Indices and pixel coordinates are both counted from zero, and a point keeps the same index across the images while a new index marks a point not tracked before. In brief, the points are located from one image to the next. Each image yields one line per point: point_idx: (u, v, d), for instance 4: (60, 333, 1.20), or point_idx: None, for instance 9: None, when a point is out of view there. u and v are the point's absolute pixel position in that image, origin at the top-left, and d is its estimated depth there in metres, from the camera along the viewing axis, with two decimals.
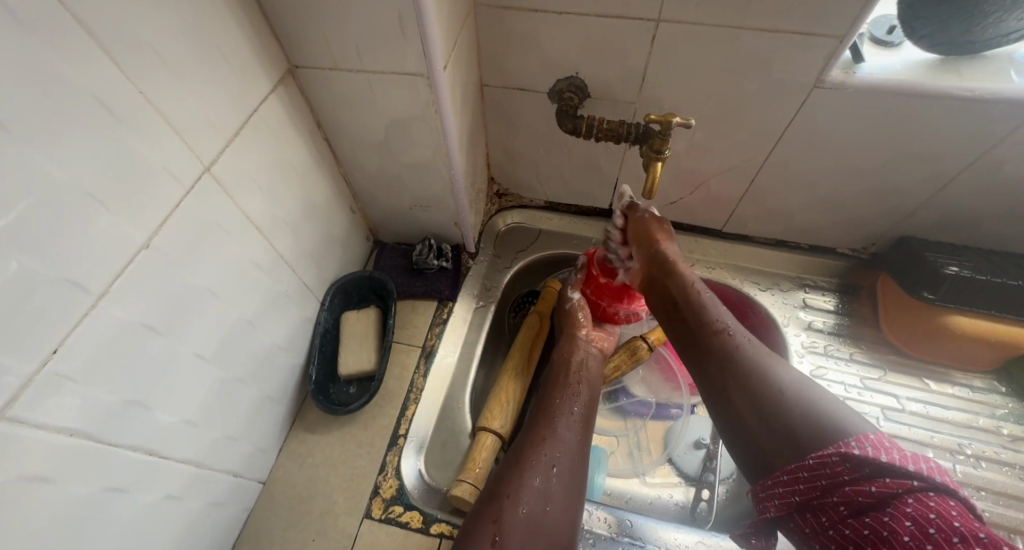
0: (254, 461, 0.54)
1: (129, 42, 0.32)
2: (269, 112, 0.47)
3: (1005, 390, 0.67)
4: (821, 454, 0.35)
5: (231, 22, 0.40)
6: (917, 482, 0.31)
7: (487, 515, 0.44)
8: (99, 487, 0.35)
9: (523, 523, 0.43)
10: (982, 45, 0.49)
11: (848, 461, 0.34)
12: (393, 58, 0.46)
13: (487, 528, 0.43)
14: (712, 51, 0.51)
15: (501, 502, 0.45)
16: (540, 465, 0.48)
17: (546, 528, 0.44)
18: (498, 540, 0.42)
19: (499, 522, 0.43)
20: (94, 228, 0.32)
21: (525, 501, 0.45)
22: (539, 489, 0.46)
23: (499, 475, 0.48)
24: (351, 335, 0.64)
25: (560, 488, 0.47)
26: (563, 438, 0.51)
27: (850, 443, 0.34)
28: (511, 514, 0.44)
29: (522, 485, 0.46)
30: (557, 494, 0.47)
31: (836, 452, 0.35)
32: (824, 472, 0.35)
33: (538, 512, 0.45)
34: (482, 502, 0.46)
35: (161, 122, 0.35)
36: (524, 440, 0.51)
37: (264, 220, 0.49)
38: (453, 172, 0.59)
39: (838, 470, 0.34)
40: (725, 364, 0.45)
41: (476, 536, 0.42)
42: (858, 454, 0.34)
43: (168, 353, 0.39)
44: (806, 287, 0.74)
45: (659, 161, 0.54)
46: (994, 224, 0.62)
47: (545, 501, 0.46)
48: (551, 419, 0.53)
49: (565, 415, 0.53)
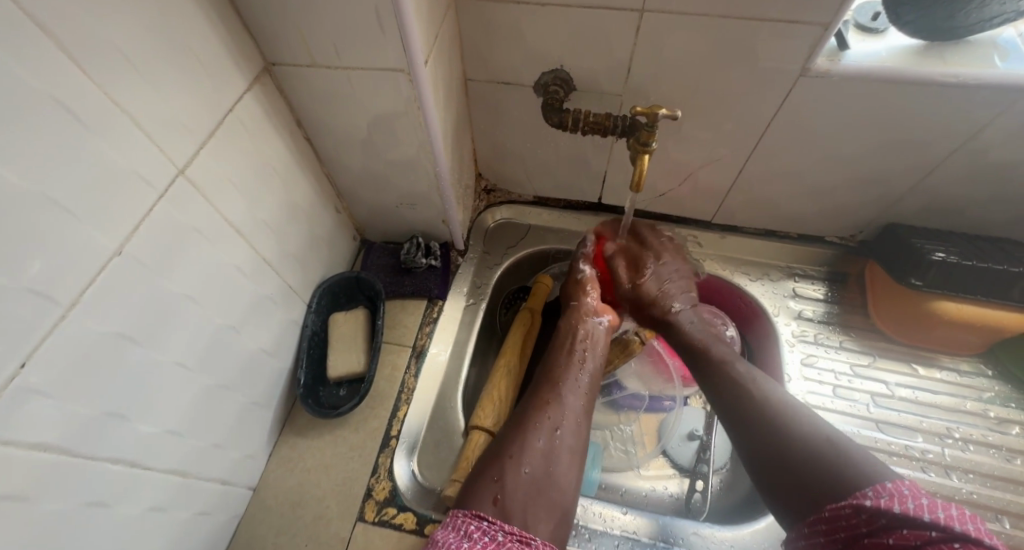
0: (243, 467, 0.53)
1: (91, 41, 0.30)
2: (245, 111, 0.46)
3: (992, 374, 0.68)
4: (837, 506, 0.36)
5: (201, 18, 0.39)
6: (935, 533, 0.30)
7: (489, 473, 0.43)
8: (79, 503, 0.34)
9: (526, 481, 0.43)
10: (967, 29, 0.49)
11: (862, 512, 0.34)
12: (373, 54, 0.45)
13: (489, 487, 0.42)
14: (697, 40, 0.51)
15: (504, 463, 0.44)
16: (543, 427, 0.47)
17: (549, 490, 0.43)
18: (500, 500, 0.41)
19: (502, 481, 0.42)
20: (62, 236, 0.30)
21: (529, 462, 0.44)
22: (542, 450, 0.45)
23: (502, 438, 0.47)
24: (340, 337, 0.63)
25: (564, 451, 0.46)
26: (568, 402, 0.50)
27: (865, 493, 0.34)
28: (513, 474, 0.43)
29: (526, 445, 0.46)
30: (561, 456, 0.46)
31: (851, 504, 0.35)
32: (842, 524, 0.35)
33: (542, 473, 0.44)
34: (483, 464, 0.45)
35: (129, 124, 0.34)
36: (529, 403, 0.50)
37: (244, 222, 0.48)
38: (439, 169, 0.58)
39: (855, 521, 0.34)
40: (737, 393, 0.50)
41: (477, 495, 0.41)
42: (870, 504, 0.33)
43: (148, 361, 0.38)
44: (796, 276, 0.74)
45: (646, 154, 0.53)
46: (979, 209, 0.62)
47: (548, 461, 0.45)
48: (556, 384, 0.52)
49: (571, 380, 0.52)
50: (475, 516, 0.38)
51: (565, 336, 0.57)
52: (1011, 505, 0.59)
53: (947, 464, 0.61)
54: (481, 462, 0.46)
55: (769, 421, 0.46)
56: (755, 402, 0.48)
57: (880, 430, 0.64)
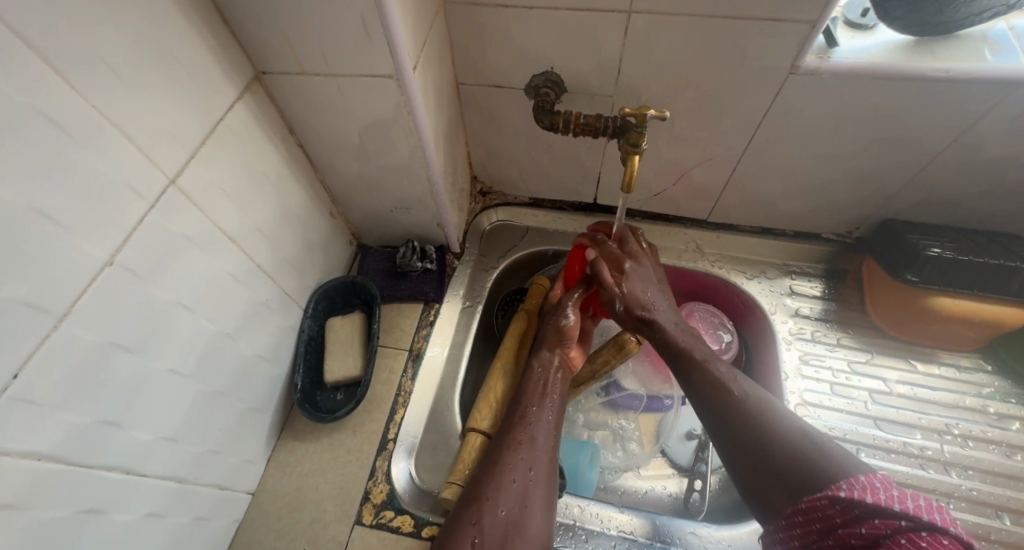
0: (240, 473, 0.54)
1: (74, 56, 0.31)
2: (236, 120, 0.46)
3: (992, 369, 0.67)
4: (813, 497, 0.36)
5: (188, 29, 0.39)
6: (905, 521, 0.32)
7: (467, 515, 0.43)
8: (74, 511, 0.35)
9: (502, 523, 0.42)
10: (957, 24, 0.49)
11: (837, 503, 0.35)
12: (361, 61, 0.45)
13: (468, 530, 0.41)
14: (686, 38, 0.50)
15: (476, 506, 0.43)
16: (517, 465, 0.46)
17: (526, 527, 0.42)
18: (477, 543, 0.41)
19: (479, 524, 0.42)
20: (49, 246, 0.31)
21: (504, 503, 0.43)
22: (517, 489, 0.44)
23: (478, 474, 0.46)
24: (337, 341, 0.63)
25: (538, 490, 0.45)
26: (539, 437, 0.48)
27: (839, 484, 0.35)
28: (490, 515, 0.42)
29: (500, 486, 0.44)
30: (536, 495, 0.45)
31: (826, 495, 0.36)
32: (817, 515, 0.36)
33: (517, 511, 0.43)
34: (462, 502, 0.45)
35: (119, 136, 0.35)
36: (501, 441, 0.49)
37: (237, 230, 0.48)
38: (431, 173, 0.59)
39: (831, 512, 0.35)
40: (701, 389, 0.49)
41: (455, 541, 0.41)
42: (844, 495, 0.35)
43: (141, 371, 0.39)
44: (792, 274, 0.74)
45: (636, 155, 0.53)
46: (976, 203, 0.62)
47: (523, 499, 0.44)
48: (527, 422, 0.50)
49: (540, 418, 0.50)
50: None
51: (537, 371, 0.56)
52: (1012, 501, 0.58)
53: (946, 461, 0.61)
54: (455, 505, 0.45)
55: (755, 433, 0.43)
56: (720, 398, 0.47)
57: (878, 427, 0.64)
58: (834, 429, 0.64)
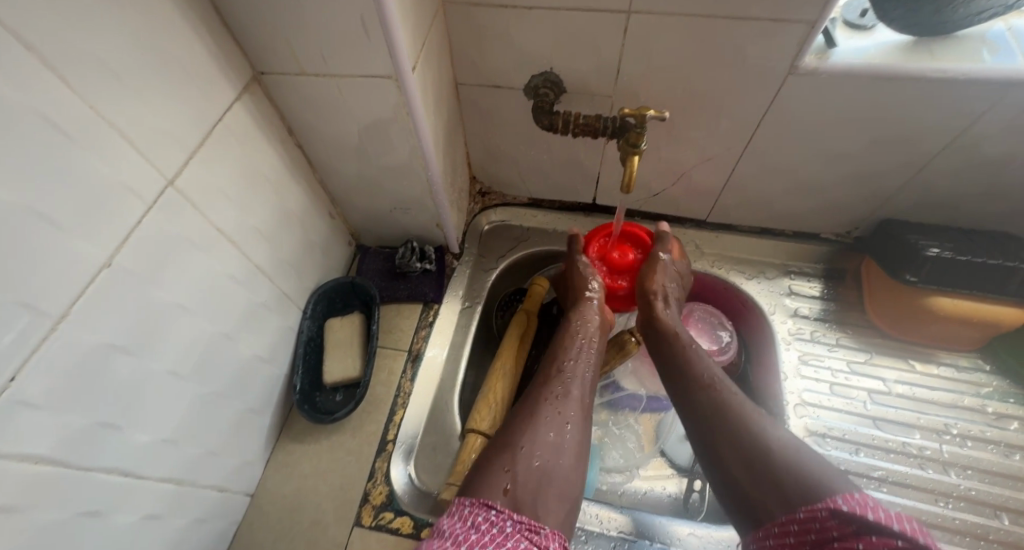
0: (240, 475, 0.54)
1: (71, 56, 0.30)
2: (235, 120, 0.46)
3: (990, 369, 0.67)
4: (812, 508, 0.36)
5: (186, 29, 0.39)
6: (900, 541, 0.30)
7: (501, 463, 0.42)
8: (74, 513, 0.35)
9: (537, 472, 0.42)
10: (956, 25, 0.49)
11: (836, 516, 0.34)
12: (360, 62, 0.45)
13: (501, 476, 0.41)
14: (685, 39, 0.50)
15: (510, 454, 0.43)
16: (554, 420, 0.47)
17: (557, 479, 0.43)
18: (511, 490, 0.39)
19: (513, 471, 0.41)
20: (46, 247, 0.30)
21: (539, 453, 0.43)
22: (552, 442, 0.45)
23: (511, 427, 0.47)
24: (336, 343, 0.63)
25: (572, 446, 0.46)
26: (573, 394, 0.50)
27: (839, 499, 0.35)
28: (525, 464, 0.42)
29: (536, 437, 0.45)
30: (570, 450, 0.45)
31: (825, 506, 0.35)
32: (815, 526, 0.35)
33: (551, 463, 0.43)
34: (490, 453, 0.44)
35: (118, 137, 0.35)
36: (538, 396, 0.50)
37: (236, 231, 0.48)
38: (430, 174, 0.59)
39: (828, 525, 0.35)
40: (694, 392, 0.50)
41: (490, 483, 0.40)
42: (844, 509, 0.34)
43: (141, 371, 0.39)
44: (792, 274, 0.74)
45: (636, 155, 0.53)
46: (975, 203, 0.62)
47: (556, 453, 0.44)
48: (563, 379, 0.51)
49: (576, 376, 0.52)
50: (483, 505, 0.37)
51: (574, 331, 0.57)
52: (1010, 501, 0.58)
53: (944, 461, 0.61)
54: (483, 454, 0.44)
55: (743, 444, 0.44)
56: (711, 401, 0.48)
57: (878, 427, 0.64)
58: (833, 429, 0.64)
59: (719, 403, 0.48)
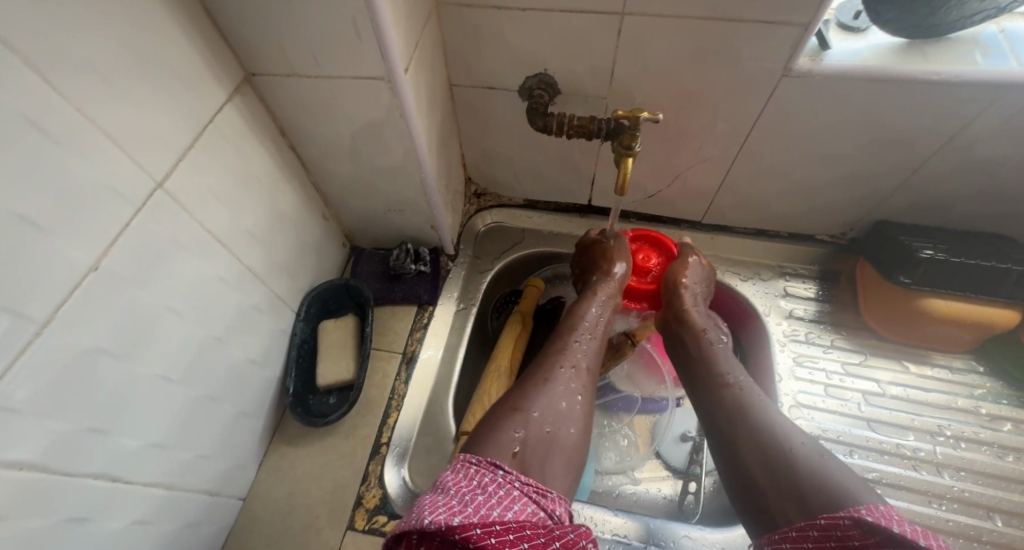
0: (231, 478, 0.53)
1: (56, 57, 0.30)
2: (225, 121, 0.46)
3: (984, 370, 0.68)
4: (835, 516, 0.34)
5: (174, 30, 0.39)
6: None
7: (512, 424, 0.42)
8: (61, 519, 0.34)
9: (546, 437, 0.42)
10: (949, 27, 0.49)
11: (860, 526, 0.32)
12: (352, 63, 0.45)
13: (511, 438, 0.40)
14: (679, 40, 0.50)
15: (520, 416, 0.43)
16: (565, 389, 0.47)
17: (565, 447, 0.43)
18: (522, 452, 0.39)
19: (525, 433, 0.41)
20: (30, 251, 0.30)
21: (550, 420, 0.43)
22: (562, 411, 0.45)
23: (521, 390, 0.47)
24: (330, 345, 0.63)
25: (579, 416, 0.46)
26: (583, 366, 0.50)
27: (864, 510, 0.33)
28: (536, 428, 0.42)
29: (548, 404, 0.45)
30: (578, 419, 0.46)
31: (849, 515, 0.33)
32: (835, 534, 0.33)
33: (560, 430, 0.43)
34: (499, 414, 0.44)
35: (105, 139, 0.34)
36: (549, 365, 0.49)
37: (227, 233, 0.48)
38: (424, 175, 0.58)
39: (850, 534, 0.32)
40: (717, 394, 0.50)
41: (498, 444, 0.39)
42: (869, 519, 0.32)
43: (130, 376, 0.38)
44: (787, 275, 0.74)
45: (630, 157, 0.53)
46: (968, 205, 0.62)
47: (565, 421, 0.44)
48: (573, 351, 0.51)
49: (585, 349, 0.52)
50: (489, 465, 0.36)
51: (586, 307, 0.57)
52: (1003, 502, 0.58)
53: (938, 462, 0.61)
54: (491, 412, 0.44)
55: (763, 445, 0.43)
56: (733, 404, 0.48)
57: (872, 429, 0.64)
58: (827, 431, 0.64)
59: (741, 405, 0.48)
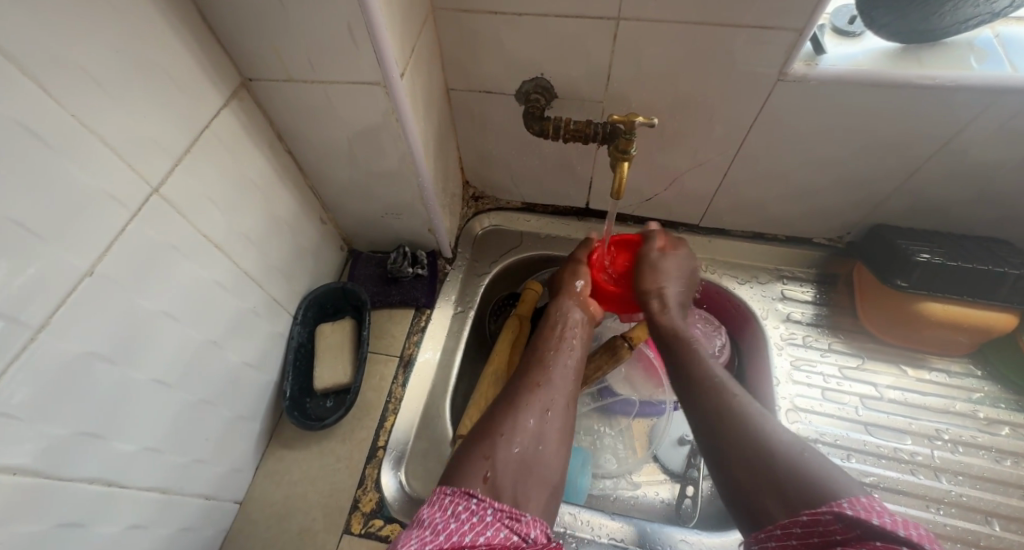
0: (228, 482, 0.54)
1: (52, 64, 0.30)
2: (222, 126, 0.46)
3: (982, 374, 0.68)
4: (816, 511, 0.35)
5: (171, 36, 0.39)
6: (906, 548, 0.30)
7: (481, 450, 0.42)
8: (54, 525, 0.34)
9: (515, 460, 0.42)
10: (943, 32, 0.49)
11: (841, 520, 0.33)
12: (349, 69, 0.45)
13: (479, 464, 0.41)
14: (674, 45, 0.50)
15: (491, 440, 0.43)
16: (534, 406, 0.46)
17: (539, 466, 0.43)
18: (490, 478, 0.40)
19: (493, 459, 0.41)
20: (25, 258, 0.30)
21: (519, 441, 0.43)
22: (532, 429, 0.44)
23: (492, 412, 0.46)
24: (327, 348, 0.63)
25: (552, 432, 0.45)
26: (556, 380, 0.49)
27: (843, 503, 0.34)
28: (505, 451, 0.42)
29: (517, 425, 0.44)
30: (551, 435, 0.45)
31: (830, 510, 0.34)
32: (818, 530, 0.35)
33: (532, 452, 0.43)
34: (469, 440, 0.44)
35: (101, 146, 0.34)
36: (520, 383, 0.49)
37: (224, 236, 0.48)
38: (421, 179, 0.59)
39: (832, 528, 0.34)
40: (701, 393, 0.49)
41: (467, 474, 0.40)
42: (849, 514, 0.33)
43: (124, 379, 0.38)
44: (784, 278, 0.75)
45: (625, 161, 0.53)
46: (965, 208, 0.62)
47: (537, 440, 0.44)
48: (546, 367, 0.50)
49: (558, 363, 0.51)
50: (463, 494, 0.38)
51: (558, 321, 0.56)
52: (1000, 506, 0.58)
53: (936, 466, 0.61)
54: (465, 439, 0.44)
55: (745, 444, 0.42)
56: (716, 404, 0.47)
57: (869, 432, 0.64)
58: (824, 435, 0.64)
59: (725, 404, 0.46)
